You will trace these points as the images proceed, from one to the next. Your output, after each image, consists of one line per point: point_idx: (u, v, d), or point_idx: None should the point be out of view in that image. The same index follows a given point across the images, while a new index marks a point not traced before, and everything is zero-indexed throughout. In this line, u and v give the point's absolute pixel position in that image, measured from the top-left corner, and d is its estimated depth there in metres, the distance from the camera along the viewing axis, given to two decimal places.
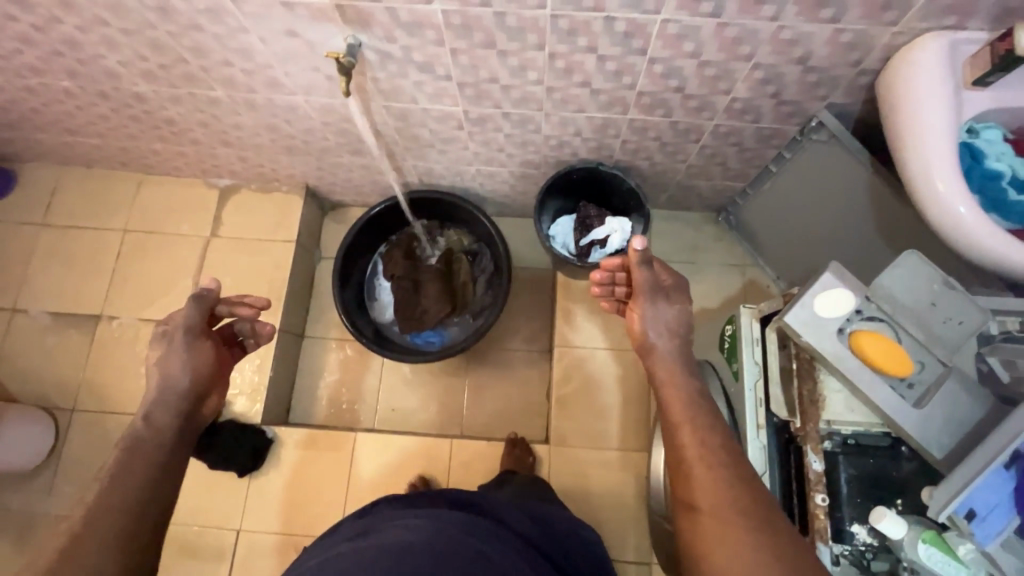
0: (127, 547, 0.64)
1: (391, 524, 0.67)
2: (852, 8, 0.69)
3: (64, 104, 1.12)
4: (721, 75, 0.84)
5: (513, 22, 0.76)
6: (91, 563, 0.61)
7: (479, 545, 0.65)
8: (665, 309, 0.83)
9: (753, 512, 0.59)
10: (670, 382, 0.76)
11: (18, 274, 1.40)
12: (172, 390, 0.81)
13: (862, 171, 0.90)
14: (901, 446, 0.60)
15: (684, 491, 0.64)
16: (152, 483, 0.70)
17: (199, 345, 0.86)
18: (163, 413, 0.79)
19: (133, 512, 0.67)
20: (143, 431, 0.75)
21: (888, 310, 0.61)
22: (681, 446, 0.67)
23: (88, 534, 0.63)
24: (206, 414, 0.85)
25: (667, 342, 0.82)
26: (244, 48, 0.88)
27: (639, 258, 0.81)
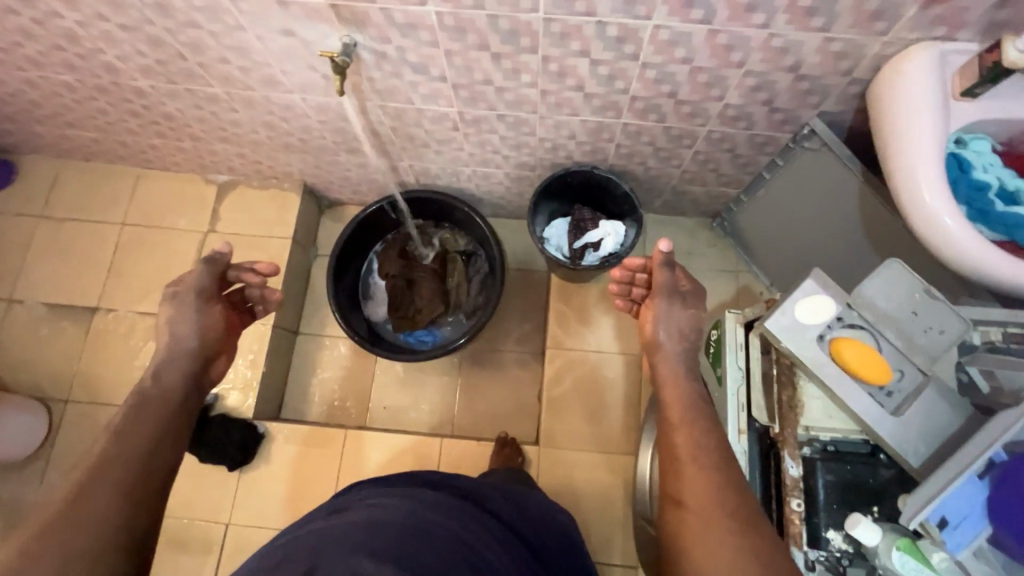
0: (138, 493, 0.63)
1: (361, 502, 0.67)
2: (842, 18, 0.69)
3: (64, 97, 1.13)
4: (713, 82, 0.84)
5: (506, 25, 0.77)
6: (101, 507, 0.60)
7: (455, 528, 0.66)
8: (679, 312, 0.82)
9: (742, 517, 0.58)
10: (670, 384, 0.75)
11: (15, 265, 1.41)
12: (177, 352, 0.83)
13: (853, 181, 0.90)
14: (879, 453, 0.60)
15: (674, 488, 0.63)
16: (161, 435, 0.70)
17: (208, 308, 0.88)
18: (171, 368, 0.81)
19: (143, 460, 0.66)
20: (152, 389, 0.76)
21: (869, 318, 0.61)
22: (675, 444, 0.66)
23: (99, 479, 0.62)
24: (212, 376, 0.87)
25: (677, 345, 0.80)
26: (241, 46, 0.89)
27: (661, 259, 0.80)
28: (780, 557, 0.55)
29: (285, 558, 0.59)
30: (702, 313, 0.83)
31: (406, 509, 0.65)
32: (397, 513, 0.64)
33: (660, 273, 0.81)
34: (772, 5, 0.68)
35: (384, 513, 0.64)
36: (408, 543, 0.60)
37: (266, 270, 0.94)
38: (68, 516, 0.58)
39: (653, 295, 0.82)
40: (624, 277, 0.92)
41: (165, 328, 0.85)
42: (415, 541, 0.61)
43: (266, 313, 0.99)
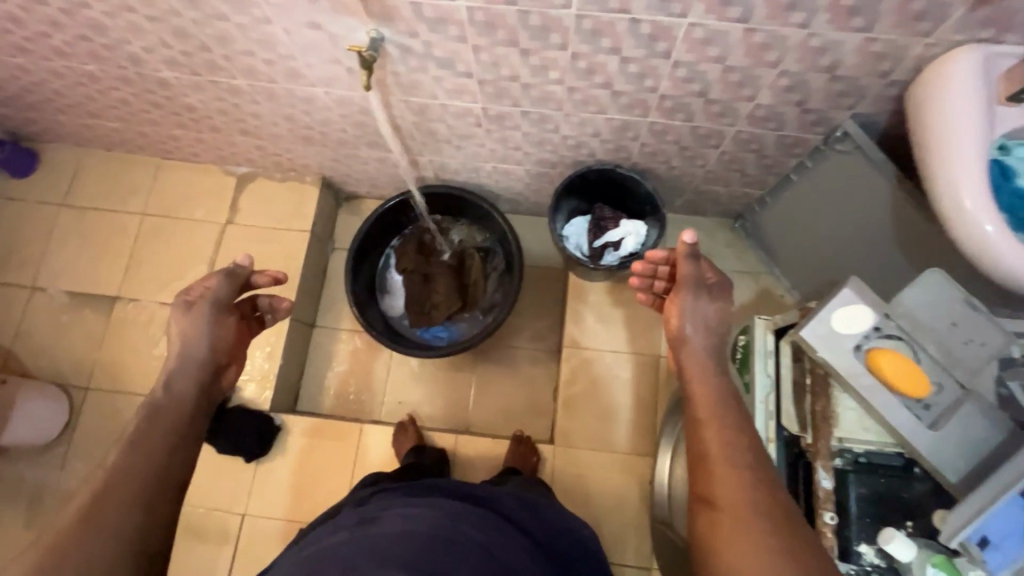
0: (149, 508, 0.64)
1: (390, 512, 0.68)
2: (884, 18, 0.67)
3: (87, 87, 1.13)
4: (746, 81, 0.82)
5: (537, 21, 0.76)
6: (115, 522, 0.61)
7: (475, 536, 0.66)
8: (706, 304, 0.79)
9: (776, 519, 0.56)
10: (698, 378, 0.72)
11: (37, 253, 1.42)
12: (189, 361, 0.81)
13: (886, 184, 0.88)
14: (914, 467, 0.59)
15: (704, 488, 0.61)
16: (174, 446, 0.70)
17: (220, 318, 0.86)
18: (182, 378, 0.79)
19: (155, 474, 0.66)
20: (163, 399, 0.75)
21: (907, 329, 0.60)
22: (704, 441, 0.63)
23: (111, 493, 0.63)
24: (223, 385, 0.86)
25: (705, 339, 0.77)
26: (266, 39, 0.89)
27: (686, 251, 0.77)
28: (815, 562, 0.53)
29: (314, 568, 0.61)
30: (729, 304, 0.80)
31: (435, 520, 0.65)
32: (424, 524, 0.64)
33: (685, 265, 0.78)
34: (814, 4, 0.67)
35: (413, 525, 0.64)
36: (440, 555, 0.61)
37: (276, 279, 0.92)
38: (82, 531, 0.59)
39: (677, 287, 0.79)
40: (645, 270, 0.89)
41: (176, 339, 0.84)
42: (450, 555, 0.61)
43: (275, 322, 0.97)
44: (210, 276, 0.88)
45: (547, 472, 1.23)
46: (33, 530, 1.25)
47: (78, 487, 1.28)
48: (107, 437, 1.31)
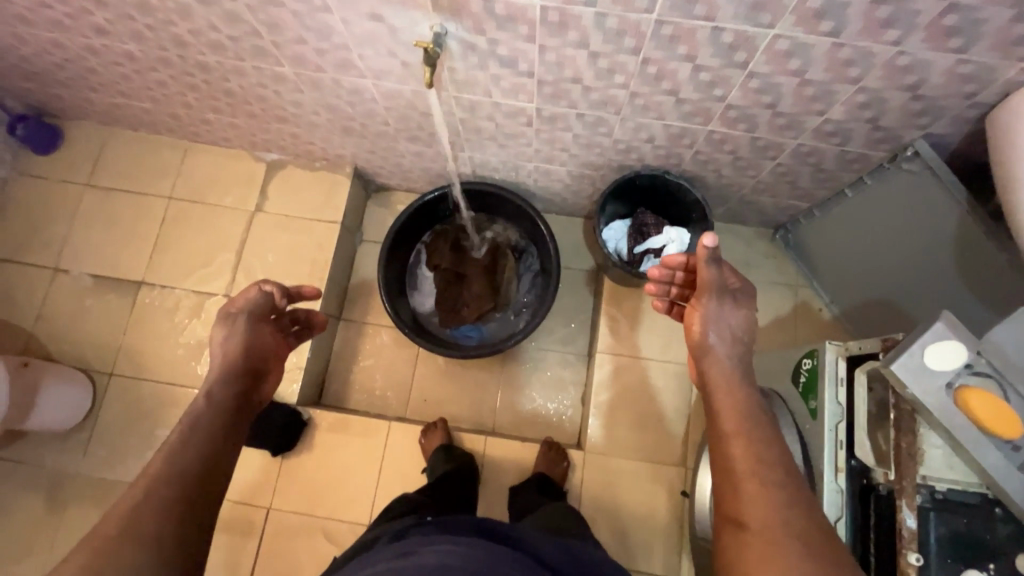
0: (188, 511, 0.61)
1: (426, 547, 0.67)
2: (983, 40, 0.65)
3: (123, 66, 1.09)
4: (820, 96, 0.80)
5: (613, 24, 0.73)
6: (155, 527, 0.58)
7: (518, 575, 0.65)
8: (731, 314, 0.78)
9: (807, 539, 0.55)
10: (723, 391, 0.73)
11: (61, 233, 1.39)
12: (228, 368, 0.79)
13: (954, 208, 0.86)
14: (994, 507, 0.57)
15: (731, 503, 0.61)
16: (215, 451, 0.68)
17: (260, 328, 0.85)
18: (222, 385, 0.76)
19: (196, 477, 0.64)
20: (206, 406, 0.73)
21: (998, 367, 0.57)
22: (733, 458, 0.64)
23: (153, 496, 0.60)
24: (260, 397, 0.82)
25: (726, 348, 0.77)
26: (322, 28, 0.85)
27: (707, 256, 0.74)
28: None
29: None
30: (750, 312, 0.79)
31: (478, 558, 0.64)
32: (464, 559, 0.64)
33: (707, 271, 0.75)
34: (912, 22, 0.64)
35: (451, 559, 0.63)
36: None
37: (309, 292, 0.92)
38: (124, 535, 0.56)
39: (697, 292, 0.78)
40: (663, 276, 0.88)
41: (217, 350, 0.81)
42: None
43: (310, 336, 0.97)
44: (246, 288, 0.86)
45: (577, 479, 1.22)
46: (56, 516, 1.24)
47: (100, 473, 1.26)
48: (130, 424, 1.29)
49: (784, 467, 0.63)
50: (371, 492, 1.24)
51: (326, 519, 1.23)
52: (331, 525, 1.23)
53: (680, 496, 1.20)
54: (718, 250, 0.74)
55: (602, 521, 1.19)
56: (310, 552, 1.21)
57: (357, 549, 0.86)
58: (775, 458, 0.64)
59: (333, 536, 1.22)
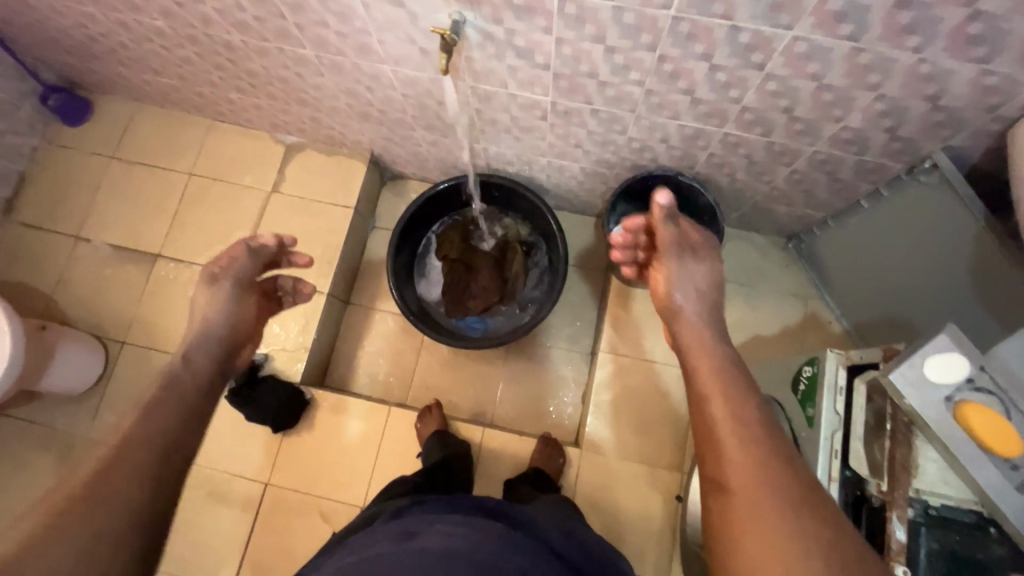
0: (161, 481, 0.58)
1: (433, 530, 0.67)
2: (1008, 51, 0.63)
3: (153, 43, 1.12)
4: (838, 102, 0.79)
5: (631, 19, 0.73)
6: (126, 494, 0.55)
7: (521, 562, 0.64)
8: (699, 271, 0.80)
9: (793, 500, 0.52)
10: (697, 349, 0.70)
11: (85, 203, 1.43)
12: (211, 333, 0.79)
13: (971, 225, 0.84)
14: (989, 527, 0.56)
15: (713, 469, 0.58)
16: (189, 420, 0.65)
17: (244, 295, 0.86)
18: (202, 351, 0.76)
19: (167, 447, 0.60)
20: (182, 371, 0.70)
21: (1001, 383, 0.56)
22: (712, 416, 0.61)
23: (121, 464, 0.57)
24: (239, 363, 0.81)
25: (696, 307, 0.77)
26: (345, 12, 0.87)
27: (663, 214, 0.80)
28: (845, 548, 0.49)
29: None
30: (714, 270, 0.81)
31: (476, 543, 0.64)
32: (463, 544, 0.64)
33: (665, 231, 0.80)
34: (935, 28, 0.63)
35: (455, 544, 0.63)
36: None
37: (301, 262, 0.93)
38: (90, 501, 0.53)
39: (664, 253, 0.81)
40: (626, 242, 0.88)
41: (197, 317, 0.81)
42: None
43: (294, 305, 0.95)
44: (236, 248, 0.88)
45: (572, 476, 1.22)
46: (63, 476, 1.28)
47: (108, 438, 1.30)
48: (138, 392, 1.32)
49: (764, 426, 0.59)
50: (367, 475, 1.25)
51: (322, 498, 1.24)
52: (326, 505, 1.24)
53: (674, 500, 1.19)
54: (672, 208, 0.80)
55: (594, 519, 1.19)
56: (300, 528, 1.23)
57: (353, 527, 0.88)
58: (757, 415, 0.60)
59: (329, 516, 1.23)
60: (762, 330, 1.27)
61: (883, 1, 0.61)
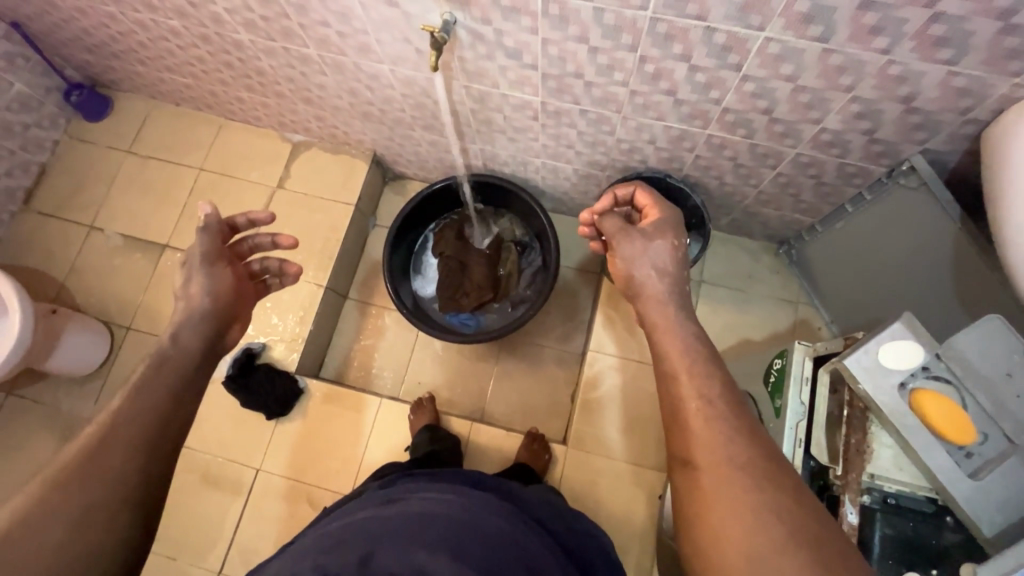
0: (151, 453, 0.56)
1: (415, 496, 0.68)
2: (973, 52, 0.66)
3: (168, 41, 1.18)
4: (815, 104, 0.81)
5: (611, 20, 0.76)
6: (117, 466, 0.54)
7: (503, 526, 0.66)
8: (657, 242, 0.78)
9: (754, 472, 0.52)
10: (664, 329, 0.69)
11: (100, 195, 1.50)
12: (192, 312, 0.73)
13: (949, 227, 0.86)
14: (946, 516, 0.58)
15: (682, 448, 0.57)
16: (180, 393, 0.62)
17: (219, 268, 0.80)
18: (189, 330, 0.71)
19: (158, 419, 0.59)
20: (171, 349, 0.67)
21: (957, 373, 0.58)
22: (681, 396, 0.60)
23: (113, 436, 0.55)
24: (228, 344, 0.76)
25: (658, 283, 0.75)
26: (344, 12, 0.91)
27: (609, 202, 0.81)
28: (806, 520, 0.49)
29: (342, 538, 0.61)
30: (672, 241, 0.79)
31: (459, 506, 0.66)
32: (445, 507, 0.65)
33: (608, 221, 0.82)
34: (900, 30, 0.65)
35: (436, 509, 0.64)
36: (458, 539, 0.60)
37: (284, 243, 0.87)
38: (81, 473, 0.53)
39: (610, 239, 0.81)
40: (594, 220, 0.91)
41: (178, 298, 0.76)
42: (462, 540, 0.61)
43: (281, 286, 0.92)
44: None
45: (557, 472, 1.23)
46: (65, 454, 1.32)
47: None
48: None
49: (730, 406, 0.59)
50: (355, 464, 1.27)
51: (311, 486, 1.27)
52: (315, 492, 1.27)
53: (656, 499, 1.20)
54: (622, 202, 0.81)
55: None
56: (289, 513, 1.25)
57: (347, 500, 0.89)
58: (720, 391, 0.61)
59: (317, 503, 1.25)
60: (751, 334, 1.28)
61: (848, 2, 0.63)
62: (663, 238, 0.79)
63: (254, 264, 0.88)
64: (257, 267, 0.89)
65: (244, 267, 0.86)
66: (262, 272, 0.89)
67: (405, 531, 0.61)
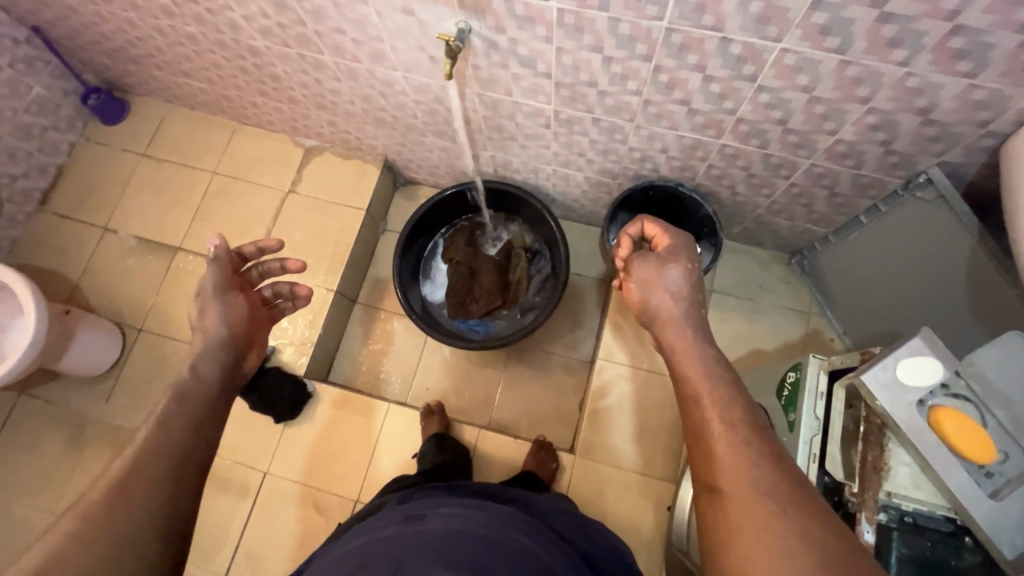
0: (176, 484, 0.57)
1: (435, 512, 0.66)
2: (993, 65, 0.65)
3: (185, 47, 1.20)
4: (830, 115, 0.81)
5: (626, 30, 0.76)
6: (145, 497, 0.54)
7: (527, 543, 0.65)
8: (671, 267, 0.77)
9: (781, 497, 0.52)
10: (682, 352, 0.70)
11: (114, 197, 1.51)
12: (209, 341, 0.74)
13: (966, 241, 0.85)
14: (964, 536, 0.57)
15: (707, 472, 0.57)
16: (200, 425, 0.63)
17: (233, 299, 0.80)
18: (207, 359, 0.72)
19: (181, 452, 0.59)
20: (190, 382, 0.68)
21: (977, 390, 0.57)
22: (705, 420, 0.60)
23: (139, 469, 0.55)
24: (246, 370, 0.77)
25: (672, 307, 0.74)
26: (359, 20, 0.92)
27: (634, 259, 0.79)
28: (836, 549, 0.48)
29: (366, 561, 0.60)
30: (684, 263, 0.77)
31: (483, 522, 0.65)
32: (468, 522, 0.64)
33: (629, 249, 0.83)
34: (919, 42, 0.65)
35: (460, 525, 0.63)
36: (484, 556, 0.60)
37: (292, 267, 0.87)
38: (111, 508, 0.52)
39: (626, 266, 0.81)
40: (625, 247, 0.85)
41: (195, 330, 0.77)
42: (490, 556, 0.61)
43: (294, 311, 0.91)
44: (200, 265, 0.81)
45: (565, 480, 1.23)
46: (75, 454, 1.33)
47: (120, 421, 1.35)
48: (152, 378, 1.38)
49: (751, 426, 0.59)
50: (363, 470, 1.27)
51: (319, 490, 1.27)
52: (322, 497, 1.27)
53: (664, 510, 1.19)
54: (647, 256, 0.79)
55: None
56: (299, 518, 1.25)
57: (367, 511, 0.90)
58: (735, 409, 0.60)
59: (323, 508, 1.25)
60: (762, 345, 1.27)
61: (866, 14, 0.63)
62: (676, 262, 0.78)
63: (265, 291, 0.88)
64: (268, 293, 0.89)
65: (257, 294, 0.86)
66: (273, 298, 0.89)
67: (431, 550, 0.60)
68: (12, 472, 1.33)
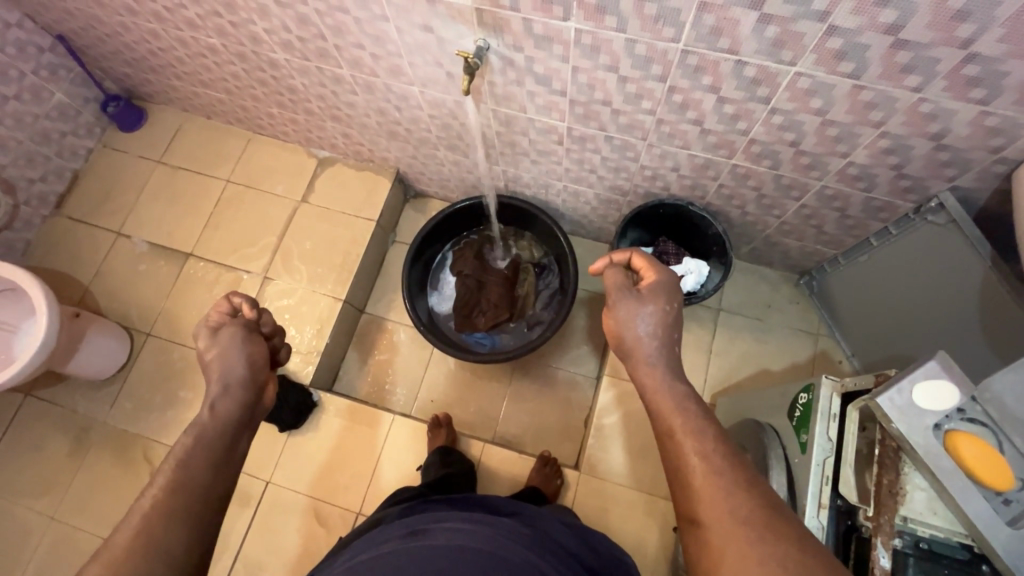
0: (193, 525, 0.57)
1: (438, 525, 0.65)
2: (1006, 94, 0.66)
3: (205, 58, 1.22)
4: (843, 138, 0.81)
5: (642, 51, 0.77)
6: (165, 542, 0.54)
7: (530, 556, 0.64)
8: (650, 304, 0.73)
9: (755, 524, 0.52)
10: (678, 375, 0.69)
11: (129, 203, 1.53)
12: (229, 381, 0.70)
13: (978, 265, 0.85)
14: (981, 564, 0.56)
15: (689, 508, 0.57)
16: (221, 466, 0.62)
17: (254, 341, 0.76)
18: (225, 397, 0.68)
19: (200, 492, 0.59)
20: (208, 422, 0.65)
21: (994, 416, 0.56)
22: (681, 453, 0.60)
23: (159, 508, 0.56)
24: (263, 404, 0.74)
25: (649, 343, 0.71)
26: (379, 35, 0.94)
27: (621, 309, 0.73)
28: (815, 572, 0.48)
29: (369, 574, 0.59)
30: (665, 304, 0.73)
31: (484, 537, 0.63)
32: (472, 539, 0.63)
33: (610, 275, 0.77)
34: (933, 69, 0.66)
35: (463, 541, 0.62)
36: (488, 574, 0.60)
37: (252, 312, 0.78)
38: (133, 553, 0.52)
39: (606, 294, 0.76)
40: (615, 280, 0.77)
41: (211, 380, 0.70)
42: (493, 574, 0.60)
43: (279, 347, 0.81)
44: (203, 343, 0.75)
45: (569, 498, 1.21)
46: (76, 455, 1.33)
47: (122, 425, 1.35)
48: (158, 382, 1.38)
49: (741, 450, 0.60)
50: (366, 482, 1.26)
51: (322, 502, 1.26)
52: (325, 509, 1.25)
53: (670, 531, 1.17)
54: (631, 297, 0.74)
55: None
56: (301, 531, 1.24)
57: (367, 526, 0.90)
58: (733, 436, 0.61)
59: (325, 520, 1.24)
60: (770, 365, 1.26)
61: (881, 40, 0.64)
62: (657, 303, 0.73)
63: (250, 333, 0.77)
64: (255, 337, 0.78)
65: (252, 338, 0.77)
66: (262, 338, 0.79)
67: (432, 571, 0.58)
68: (12, 475, 1.33)
